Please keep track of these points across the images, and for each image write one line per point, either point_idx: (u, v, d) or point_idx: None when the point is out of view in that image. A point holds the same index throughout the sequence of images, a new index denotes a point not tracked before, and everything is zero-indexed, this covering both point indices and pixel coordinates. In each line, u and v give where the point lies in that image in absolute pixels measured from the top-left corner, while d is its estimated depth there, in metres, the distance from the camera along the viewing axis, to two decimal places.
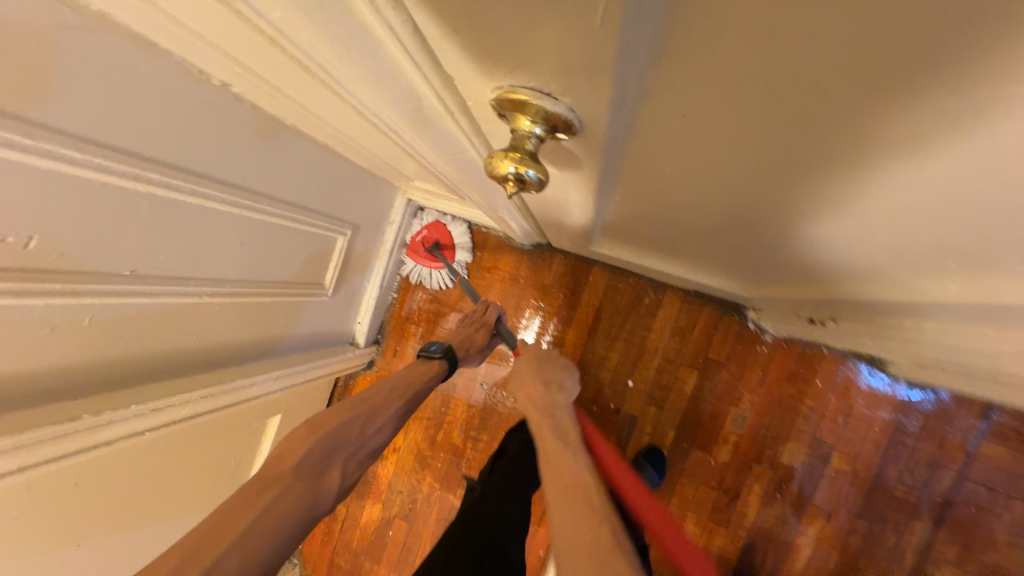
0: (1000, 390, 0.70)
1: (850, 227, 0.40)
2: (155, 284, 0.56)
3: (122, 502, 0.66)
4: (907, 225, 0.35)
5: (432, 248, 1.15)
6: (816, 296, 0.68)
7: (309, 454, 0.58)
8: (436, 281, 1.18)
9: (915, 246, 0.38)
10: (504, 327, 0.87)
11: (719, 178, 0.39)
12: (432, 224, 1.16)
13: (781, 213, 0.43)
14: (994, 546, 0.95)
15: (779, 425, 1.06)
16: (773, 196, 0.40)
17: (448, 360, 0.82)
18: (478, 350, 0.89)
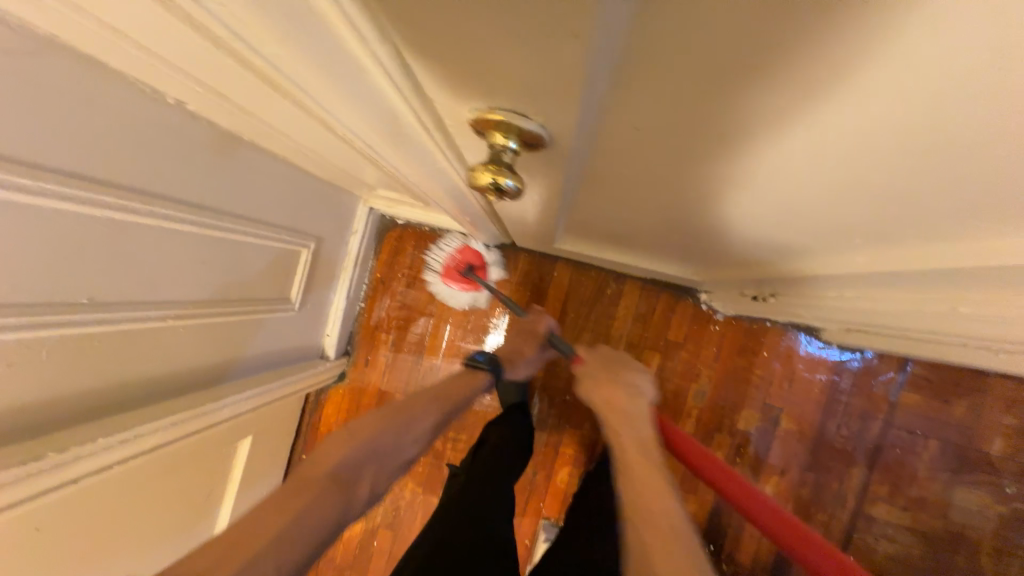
0: (910, 344, 0.81)
1: (776, 213, 0.47)
2: (115, 311, 0.54)
3: (90, 543, 0.62)
4: (824, 208, 0.42)
5: (464, 270, 1.12)
6: (755, 275, 0.77)
7: (306, 468, 0.58)
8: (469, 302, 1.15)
9: (831, 225, 0.45)
10: (556, 336, 0.89)
11: (668, 176, 0.44)
12: (463, 246, 1.12)
13: (720, 204, 0.49)
14: (917, 481, 1.10)
15: (735, 395, 1.16)
16: (712, 190, 0.45)
17: (494, 372, 0.86)
18: (526, 362, 0.92)
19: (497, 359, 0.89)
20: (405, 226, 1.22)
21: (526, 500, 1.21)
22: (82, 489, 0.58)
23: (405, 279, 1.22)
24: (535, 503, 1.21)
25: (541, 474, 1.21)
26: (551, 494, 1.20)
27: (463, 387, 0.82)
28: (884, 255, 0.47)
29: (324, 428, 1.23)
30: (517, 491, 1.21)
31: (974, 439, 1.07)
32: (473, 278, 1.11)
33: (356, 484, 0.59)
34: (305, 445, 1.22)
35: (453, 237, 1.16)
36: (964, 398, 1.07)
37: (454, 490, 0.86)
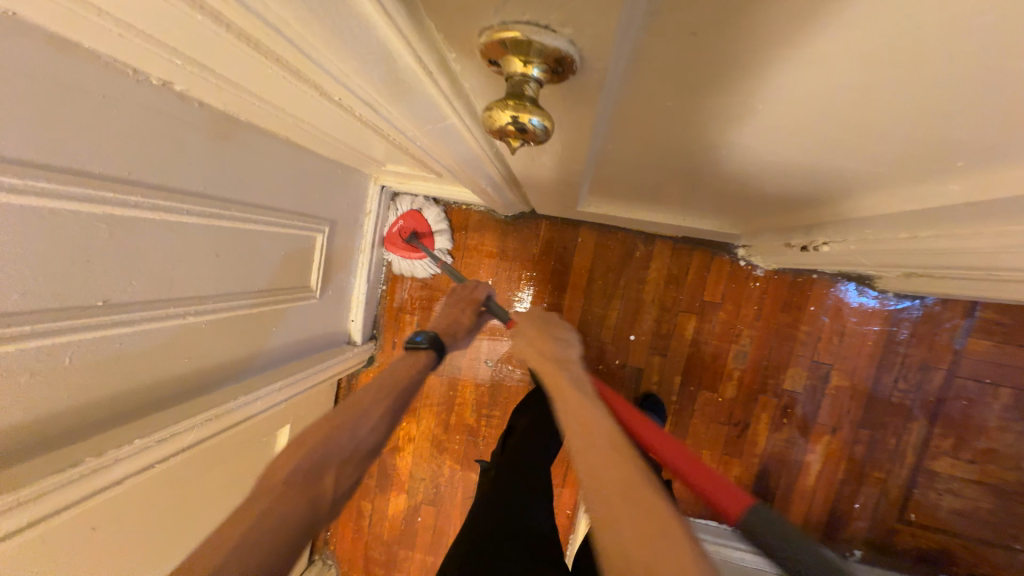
0: (987, 287, 0.73)
1: (848, 144, 0.40)
2: (132, 311, 0.53)
3: (142, 540, 0.64)
4: (906, 129, 0.34)
5: (411, 237, 1.12)
6: (807, 222, 0.69)
7: (296, 468, 0.57)
8: (423, 270, 1.17)
9: (909, 151, 0.38)
10: (493, 301, 0.85)
11: (713, 105, 0.38)
12: (409, 213, 1.13)
13: (777, 139, 0.42)
14: (984, 433, 1.02)
15: (780, 354, 1.09)
16: (766, 121, 0.39)
17: (436, 350, 0.79)
18: (466, 332, 0.86)
19: (438, 334, 0.80)
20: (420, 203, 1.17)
21: (565, 472, 1.20)
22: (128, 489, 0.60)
23: None
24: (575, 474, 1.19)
25: None
26: None
27: (409, 371, 0.75)
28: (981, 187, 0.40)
29: None
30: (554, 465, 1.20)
31: None
32: (419, 246, 1.12)
33: (323, 480, 0.59)
34: None
35: (398, 201, 1.14)
36: None
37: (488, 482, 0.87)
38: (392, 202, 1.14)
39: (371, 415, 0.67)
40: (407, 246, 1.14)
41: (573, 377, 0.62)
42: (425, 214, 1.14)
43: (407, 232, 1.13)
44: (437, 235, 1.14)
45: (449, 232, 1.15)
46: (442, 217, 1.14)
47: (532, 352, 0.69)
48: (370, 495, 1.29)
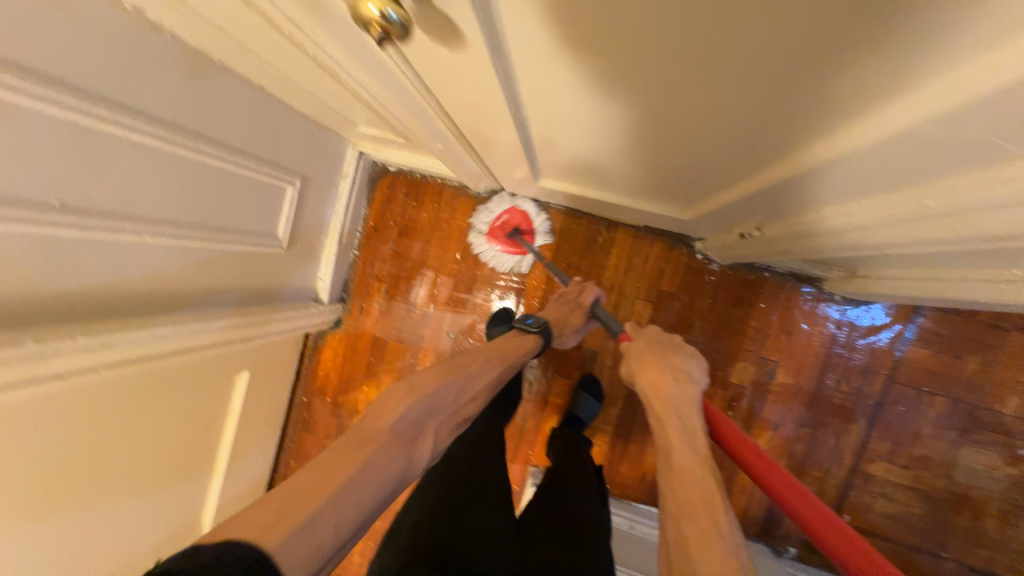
0: (913, 276, 0.77)
1: (730, 98, 0.44)
2: (87, 217, 0.57)
3: (82, 444, 0.68)
4: (764, 72, 0.39)
5: (512, 232, 1.15)
6: (731, 206, 0.73)
7: (406, 414, 0.61)
8: (510, 265, 1.18)
9: (773, 103, 0.42)
10: (602, 310, 0.96)
11: (610, 48, 0.42)
12: (516, 209, 1.16)
13: (672, 91, 0.46)
14: (920, 440, 1.05)
15: (728, 347, 1.13)
16: (655, 66, 0.43)
17: (544, 336, 0.94)
18: (571, 329, 1.00)
19: (547, 323, 0.96)
20: (397, 173, 1.24)
21: (515, 447, 1.23)
22: (71, 386, 0.64)
23: (397, 225, 1.24)
24: (524, 449, 1.22)
25: (530, 423, 1.22)
26: (539, 441, 1.22)
27: (518, 349, 0.89)
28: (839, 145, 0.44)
29: (323, 372, 1.31)
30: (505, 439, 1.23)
31: (984, 397, 1.02)
32: (520, 242, 1.14)
33: (422, 435, 0.62)
34: (306, 384, 1.32)
35: (504, 196, 1.17)
36: (976, 355, 1.02)
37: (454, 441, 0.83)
38: (496, 196, 1.17)
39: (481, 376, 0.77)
40: (507, 241, 1.17)
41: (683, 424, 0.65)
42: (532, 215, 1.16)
43: (510, 228, 1.16)
44: (540, 235, 1.16)
45: (551, 235, 1.17)
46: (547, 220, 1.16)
47: (644, 380, 0.73)
48: None
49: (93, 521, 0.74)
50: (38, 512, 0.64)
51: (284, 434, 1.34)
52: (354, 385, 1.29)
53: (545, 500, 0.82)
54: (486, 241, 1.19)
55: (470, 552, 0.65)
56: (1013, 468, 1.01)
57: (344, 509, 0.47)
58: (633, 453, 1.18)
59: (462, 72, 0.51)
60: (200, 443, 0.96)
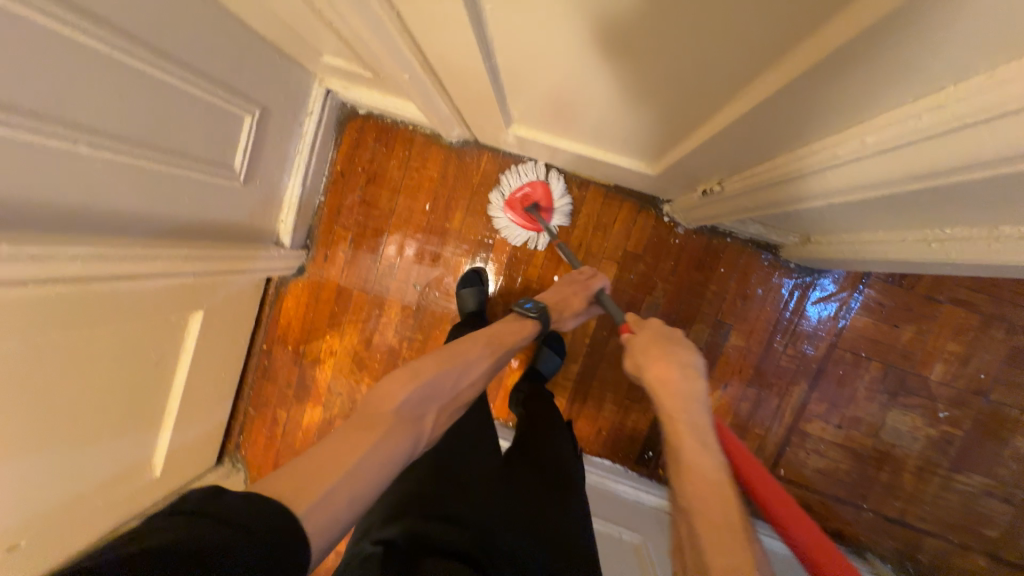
0: (867, 240, 0.81)
1: (688, 23, 0.44)
2: (13, 116, 0.52)
3: (13, 361, 0.66)
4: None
5: (531, 207, 1.12)
6: (692, 159, 0.75)
7: (407, 400, 0.65)
8: (523, 241, 1.17)
9: (726, 30, 0.42)
10: (607, 298, 0.92)
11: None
12: (540, 183, 1.12)
13: (634, 16, 0.46)
14: (854, 401, 1.13)
15: (688, 309, 1.16)
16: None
17: (543, 320, 0.89)
18: (571, 314, 0.95)
19: (546, 307, 0.91)
20: (366, 117, 1.19)
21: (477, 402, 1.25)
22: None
23: (366, 172, 1.21)
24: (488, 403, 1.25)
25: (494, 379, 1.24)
26: (503, 396, 1.24)
27: (515, 333, 0.85)
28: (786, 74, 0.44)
29: (284, 320, 1.29)
30: None
31: (915, 363, 1.10)
32: (536, 219, 1.12)
33: (422, 423, 0.65)
34: (267, 332, 1.30)
35: (526, 168, 1.13)
36: (912, 324, 1.09)
37: None
38: (522, 167, 1.13)
39: (477, 365, 0.77)
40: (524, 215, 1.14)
41: (691, 417, 0.63)
42: (554, 190, 1.13)
43: (529, 202, 1.12)
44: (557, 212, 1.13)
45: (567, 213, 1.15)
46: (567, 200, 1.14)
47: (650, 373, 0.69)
48: (287, 404, 1.31)
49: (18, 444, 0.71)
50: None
51: (244, 381, 1.32)
52: (317, 334, 1.27)
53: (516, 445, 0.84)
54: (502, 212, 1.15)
55: (451, 500, 0.67)
56: (933, 428, 1.10)
57: (354, 492, 0.51)
58: (591, 408, 1.22)
59: None
60: (148, 379, 0.94)
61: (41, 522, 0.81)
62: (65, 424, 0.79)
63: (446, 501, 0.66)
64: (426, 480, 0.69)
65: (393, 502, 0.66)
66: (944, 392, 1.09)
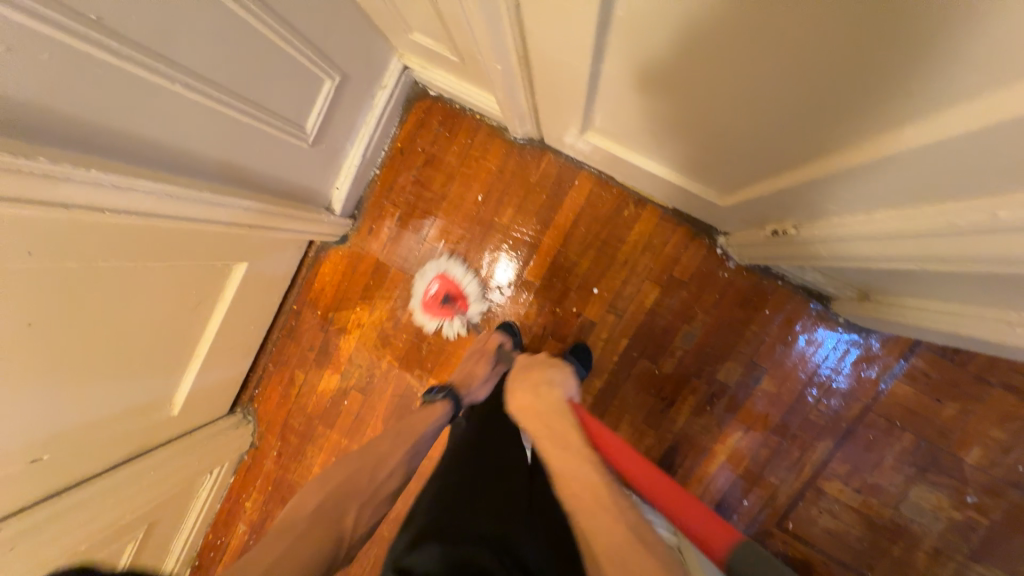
0: (938, 312, 0.78)
1: (842, 56, 0.41)
2: (124, 46, 0.53)
3: (82, 282, 0.69)
4: (901, 30, 0.35)
5: (443, 300, 1.20)
6: (775, 198, 0.72)
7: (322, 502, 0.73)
8: (454, 331, 1.21)
9: (883, 70, 0.40)
10: (502, 351, 1.05)
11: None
12: (442, 276, 1.20)
13: (788, 40, 0.43)
14: (879, 469, 1.10)
15: (723, 345, 1.14)
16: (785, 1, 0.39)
17: (450, 399, 0.97)
18: (481, 380, 1.03)
19: (451, 387, 0.99)
20: (435, 99, 1.19)
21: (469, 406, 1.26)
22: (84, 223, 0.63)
23: (425, 152, 1.20)
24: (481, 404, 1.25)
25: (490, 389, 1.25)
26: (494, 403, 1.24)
27: (425, 418, 0.92)
28: (932, 129, 0.42)
29: (319, 285, 1.29)
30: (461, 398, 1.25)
31: (950, 443, 1.06)
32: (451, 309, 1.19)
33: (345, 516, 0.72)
34: (299, 294, 1.31)
35: (430, 265, 1.22)
36: (956, 403, 1.05)
37: (459, 437, 0.88)
38: (428, 264, 1.22)
39: (393, 454, 0.83)
40: (443, 311, 1.21)
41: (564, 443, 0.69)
42: (461, 280, 1.20)
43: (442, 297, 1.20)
44: (471, 300, 1.20)
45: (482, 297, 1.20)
46: (500, 258, 1.20)
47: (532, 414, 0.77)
48: (306, 366, 1.32)
49: (57, 362, 0.73)
50: (15, 331, 0.64)
51: (268, 337, 1.34)
52: (348, 304, 1.28)
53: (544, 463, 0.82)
54: (425, 316, 1.23)
55: (474, 520, 0.65)
56: (957, 512, 1.06)
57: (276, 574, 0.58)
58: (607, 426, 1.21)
59: None
60: (187, 322, 0.96)
61: (66, 439, 0.83)
62: (102, 353, 0.80)
63: (468, 524, 0.64)
64: (446, 500, 0.69)
65: (422, 528, 0.64)
66: (976, 478, 1.05)
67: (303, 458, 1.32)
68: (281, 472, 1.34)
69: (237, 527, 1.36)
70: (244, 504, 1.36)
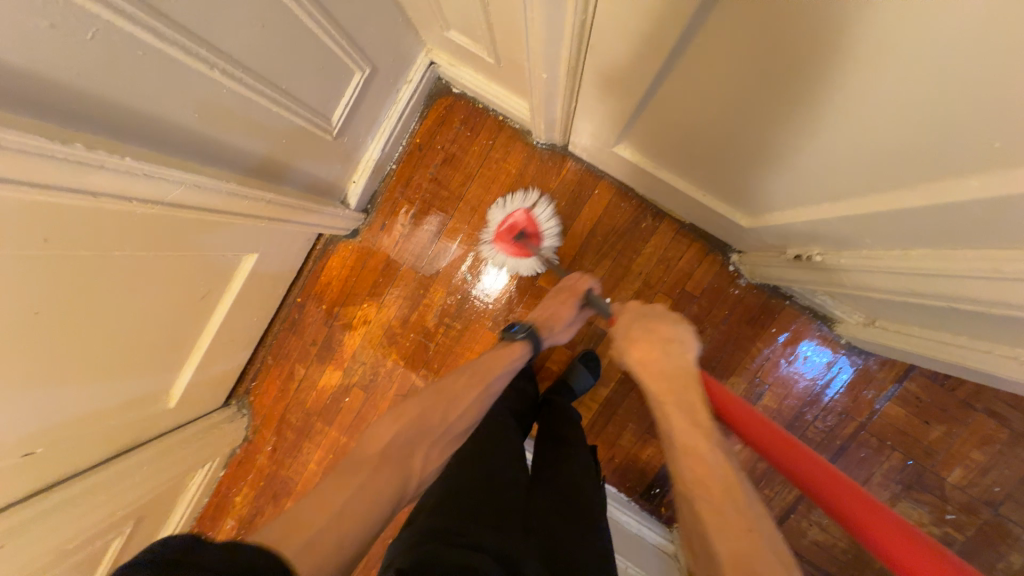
0: (948, 343, 0.81)
1: (909, 114, 0.42)
2: (169, 27, 0.49)
3: (96, 274, 0.66)
4: (978, 101, 0.36)
5: (519, 236, 1.13)
6: (803, 227, 0.74)
7: None
8: (526, 268, 1.14)
9: (948, 131, 0.41)
10: (592, 296, 0.95)
11: (852, 8, 0.37)
12: (524, 210, 1.13)
13: (858, 90, 0.44)
14: (868, 485, 1.14)
15: (730, 360, 1.17)
16: (876, 51, 0.39)
17: (531, 341, 0.91)
18: (562, 325, 0.97)
19: (532, 328, 0.93)
20: (458, 97, 1.17)
21: (442, 358, 1.22)
22: (110, 214, 0.60)
23: (444, 151, 1.18)
24: (451, 356, 1.21)
25: (460, 335, 1.21)
26: (462, 353, 1.21)
27: (503, 355, 0.87)
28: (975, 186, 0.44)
29: (325, 278, 1.26)
30: (436, 347, 1.22)
31: (935, 462, 1.11)
32: (528, 246, 1.12)
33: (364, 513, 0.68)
34: (304, 286, 1.27)
35: (506, 199, 1.15)
36: (943, 425, 1.10)
37: None
38: (509, 196, 1.15)
39: None
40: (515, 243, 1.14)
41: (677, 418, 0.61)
42: (536, 213, 1.14)
43: (517, 230, 1.13)
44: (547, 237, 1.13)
45: (557, 233, 1.14)
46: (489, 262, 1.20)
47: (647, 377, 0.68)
48: (307, 362, 1.28)
49: (58, 357, 0.69)
50: (20, 321, 0.60)
51: (268, 329, 1.30)
52: (354, 300, 1.25)
53: (556, 473, 0.81)
54: (493, 243, 1.16)
55: (475, 530, 0.62)
56: (937, 528, 1.11)
57: None
58: (609, 434, 1.22)
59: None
60: (193, 314, 0.92)
61: (61, 432, 0.78)
62: (108, 344, 0.76)
63: (464, 531, 0.61)
64: (447, 499, 0.67)
65: (423, 528, 0.61)
66: (956, 496, 1.10)
67: (298, 455, 1.29)
68: (274, 468, 1.31)
69: (225, 522, 1.32)
70: (233, 499, 1.32)
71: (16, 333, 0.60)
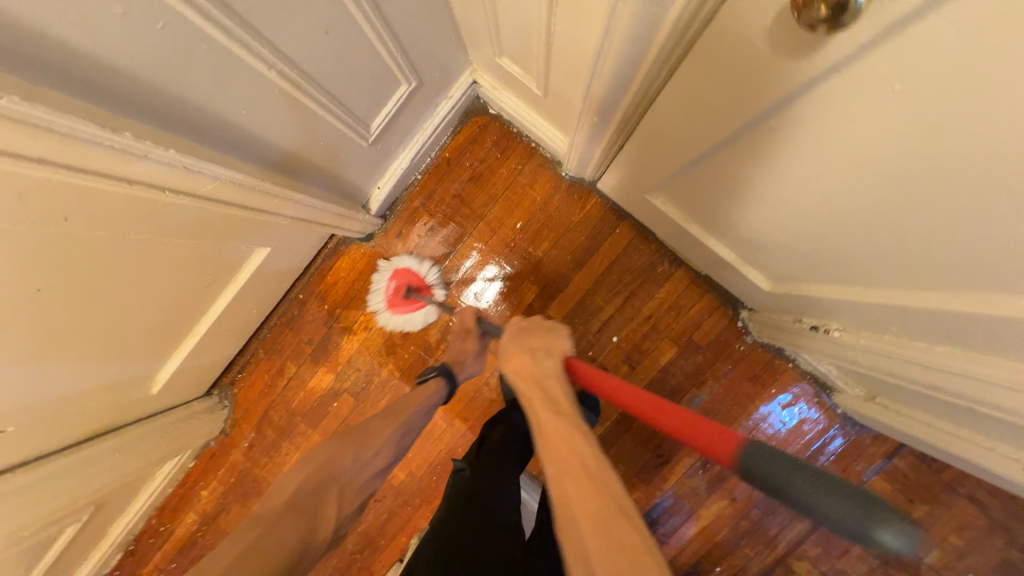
0: (945, 433, 0.82)
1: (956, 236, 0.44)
2: (237, 24, 0.48)
3: (108, 257, 0.63)
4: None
5: (406, 292, 1.14)
6: (827, 303, 0.74)
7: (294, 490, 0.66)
8: (419, 320, 1.12)
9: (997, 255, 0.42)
10: (485, 321, 0.92)
11: (931, 136, 0.38)
12: (397, 270, 1.15)
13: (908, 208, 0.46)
14: (846, 556, 1.14)
15: (727, 415, 1.17)
16: (944, 180, 0.40)
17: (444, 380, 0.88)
18: (474, 357, 0.94)
19: (445, 365, 0.91)
20: (493, 117, 1.17)
21: (385, 358, 1.22)
22: (139, 202, 0.58)
23: (471, 169, 1.18)
24: (400, 354, 1.21)
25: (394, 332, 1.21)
26: (406, 351, 1.21)
27: (417, 396, 0.84)
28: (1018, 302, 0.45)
29: (331, 278, 1.23)
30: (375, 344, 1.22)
31: None
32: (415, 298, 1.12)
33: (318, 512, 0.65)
34: (309, 284, 1.24)
35: (384, 264, 1.16)
36: (926, 505, 1.12)
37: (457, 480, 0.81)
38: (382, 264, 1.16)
39: None
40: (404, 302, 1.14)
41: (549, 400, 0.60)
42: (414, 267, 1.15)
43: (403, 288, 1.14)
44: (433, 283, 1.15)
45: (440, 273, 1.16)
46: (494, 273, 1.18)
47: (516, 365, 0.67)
48: (300, 360, 1.24)
49: (53, 338, 0.65)
50: (19, 297, 0.56)
51: (265, 321, 1.26)
52: (357, 304, 1.22)
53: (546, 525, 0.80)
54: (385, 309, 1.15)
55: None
56: None
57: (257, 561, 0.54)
58: None
59: (724, 74, 0.49)
60: (196, 304, 0.89)
61: (38, 412, 0.73)
62: (105, 326, 0.72)
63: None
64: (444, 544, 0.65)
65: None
66: None
67: (275, 455, 1.25)
68: (248, 466, 1.25)
69: (186, 516, 1.26)
70: (199, 493, 1.26)
71: (15, 310, 0.57)
